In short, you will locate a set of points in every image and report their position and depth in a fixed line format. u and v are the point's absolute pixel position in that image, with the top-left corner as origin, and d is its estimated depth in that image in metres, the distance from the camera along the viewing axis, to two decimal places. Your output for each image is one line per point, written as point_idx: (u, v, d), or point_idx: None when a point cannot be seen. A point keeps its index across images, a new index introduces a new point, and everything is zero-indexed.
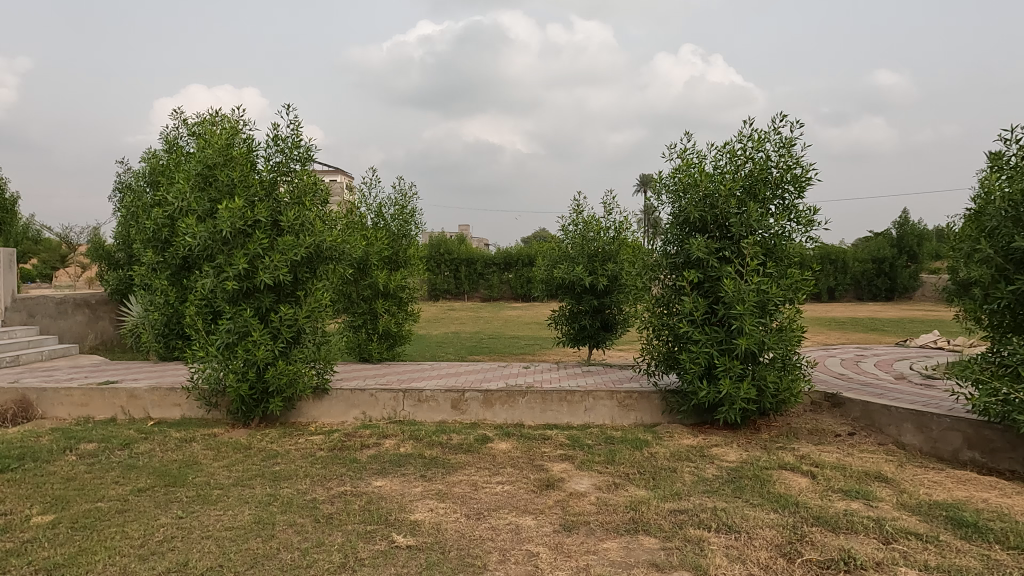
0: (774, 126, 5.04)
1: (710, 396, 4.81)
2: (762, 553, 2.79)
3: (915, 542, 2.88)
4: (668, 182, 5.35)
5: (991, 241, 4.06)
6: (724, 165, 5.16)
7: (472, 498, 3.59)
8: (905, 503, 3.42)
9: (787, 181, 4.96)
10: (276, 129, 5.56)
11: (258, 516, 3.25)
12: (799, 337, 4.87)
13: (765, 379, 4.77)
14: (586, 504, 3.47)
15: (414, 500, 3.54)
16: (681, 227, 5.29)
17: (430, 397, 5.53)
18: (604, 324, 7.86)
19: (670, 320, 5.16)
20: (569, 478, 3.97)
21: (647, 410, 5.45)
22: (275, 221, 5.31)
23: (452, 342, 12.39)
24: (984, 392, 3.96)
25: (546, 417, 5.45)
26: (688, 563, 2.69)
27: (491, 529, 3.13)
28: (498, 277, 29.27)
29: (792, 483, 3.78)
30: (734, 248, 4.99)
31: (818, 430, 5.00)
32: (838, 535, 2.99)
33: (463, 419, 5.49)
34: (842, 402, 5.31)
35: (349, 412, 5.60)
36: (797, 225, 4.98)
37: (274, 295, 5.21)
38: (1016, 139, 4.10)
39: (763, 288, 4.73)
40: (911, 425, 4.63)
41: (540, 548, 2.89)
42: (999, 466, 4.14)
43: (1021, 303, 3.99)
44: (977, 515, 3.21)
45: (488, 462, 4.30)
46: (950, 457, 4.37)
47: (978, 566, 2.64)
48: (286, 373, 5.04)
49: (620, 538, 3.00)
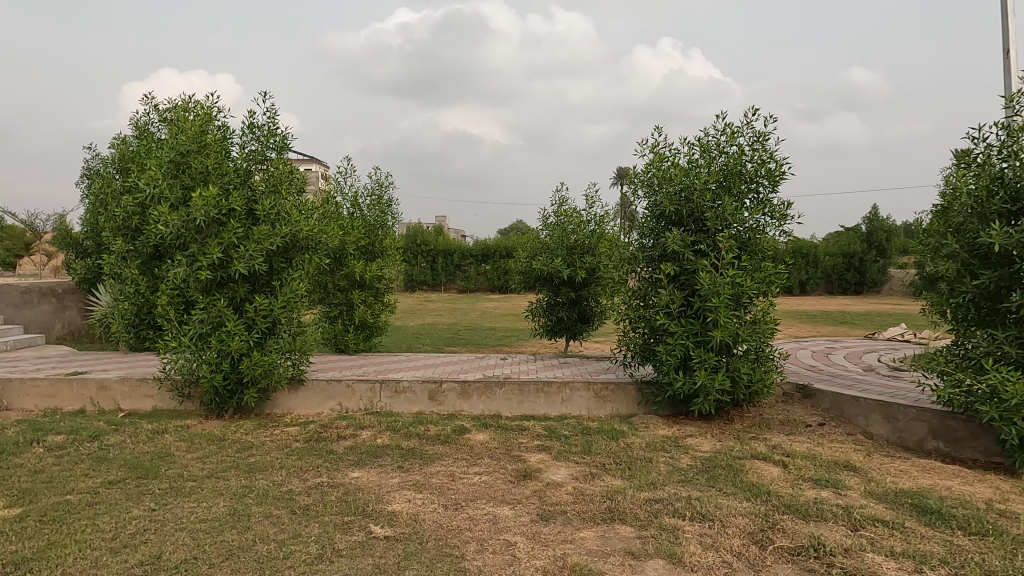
0: (747, 119, 5.11)
1: (686, 387, 4.86)
2: (734, 541, 2.84)
3: (881, 529, 2.96)
4: (642, 177, 5.39)
5: (959, 237, 4.17)
6: (699, 159, 5.21)
7: (449, 489, 3.59)
8: (872, 491, 3.52)
9: (761, 175, 5.03)
10: (251, 116, 5.48)
11: (233, 508, 3.22)
12: (772, 329, 4.95)
13: (739, 371, 4.85)
14: (563, 494, 3.50)
15: (392, 491, 3.54)
16: (657, 221, 5.33)
17: (407, 388, 5.52)
18: (581, 316, 7.88)
19: (647, 312, 5.21)
20: (546, 468, 4.00)
21: (623, 401, 5.50)
22: (250, 210, 5.24)
23: (414, 343, 10.70)
24: (949, 384, 4.07)
25: (523, 409, 5.47)
26: (664, 551, 2.73)
27: (469, 519, 3.14)
28: (475, 269, 29.25)
29: (764, 472, 3.87)
30: (709, 241, 5.05)
31: (790, 421, 5.10)
32: (808, 522, 3.07)
33: (441, 410, 5.49)
34: (812, 394, 5.42)
35: (324, 403, 5.56)
36: (771, 219, 5.04)
37: (249, 285, 5.13)
38: (983, 137, 4.18)
39: (738, 280, 4.79)
40: (879, 415, 4.74)
41: (517, 538, 2.91)
42: (962, 455, 4.27)
43: (986, 297, 4.09)
44: (941, 502, 3.31)
45: (466, 453, 4.30)
46: (915, 446, 4.49)
47: (942, 552, 2.72)
48: (261, 364, 4.98)
49: (596, 528, 3.03)
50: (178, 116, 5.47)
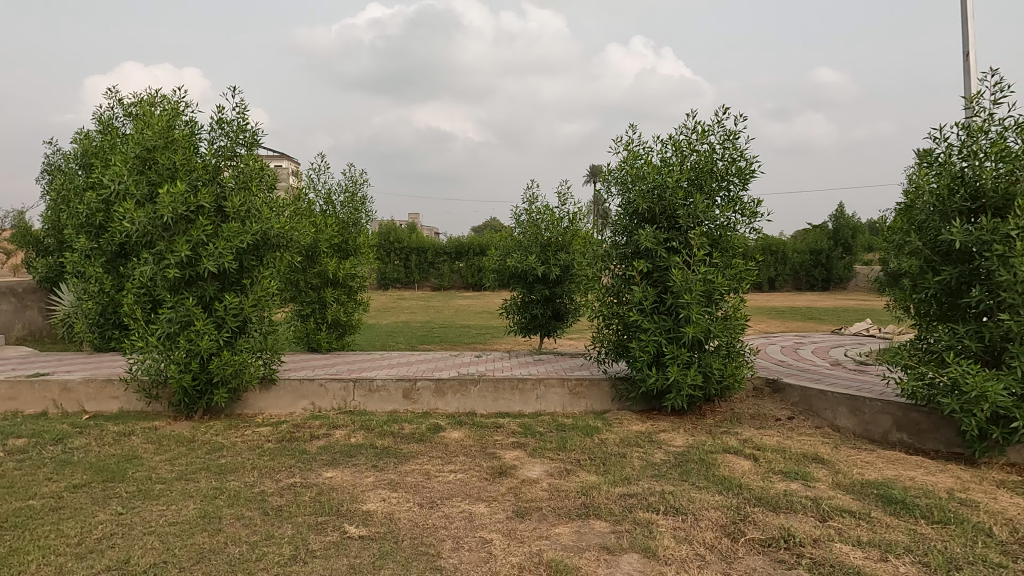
0: (717, 118, 5.18)
1: (659, 383, 4.91)
2: (707, 534, 2.88)
3: (849, 519, 3.04)
4: (616, 174, 5.42)
5: (921, 235, 4.28)
6: (672, 157, 5.27)
7: (425, 487, 3.58)
8: (840, 482, 3.60)
9: (731, 173, 5.11)
10: (220, 111, 5.38)
11: (204, 510, 3.16)
12: (742, 325, 5.02)
13: (711, 366, 4.92)
14: (539, 490, 3.52)
15: (367, 490, 3.52)
16: (630, 219, 5.37)
17: (381, 387, 5.48)
18: (555, 313, 7.91)
19: (621, 309, 5.25)
20: (521, 465, 4.01)
21: (597, 397, 5.53)
22: (219, 207, 5.14)
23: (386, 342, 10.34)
24: (912, 377, 4.18)
25: (498, 406, 5.48)
26: (638, 545, 2.76)
27: (444, 517, 3.14)
28: (449, 266, 29.16)
29: (736, 466, 3.93)
30: (682, 239, 5.11)
31: (760, 415, 5.19)
32: (779, 514, 3.13)
33: (416, 409, 5.46)
34: (782, 388, 5.53)
35: (297, 403, 5.49)
36: (742, 217, 5.11)
37: (218, 283, 5.04)
38: (944, 137, 4.30)
39: (710, 277, 4.86)
40: (846, 408, 4.85)
41: (493, 535, 2.91)
42: (925, 447, 4.39)
43: (947, 293, 4.21)
44: (905, 493, 3.40)
45: (441, 451, 4.29)
46: (881, 439, 4.61)
47: (907, 540, 2.80)
48: (231, 363, 4.90)
49: (572, 523, 3.05)
50: (143, 110, 5.34)
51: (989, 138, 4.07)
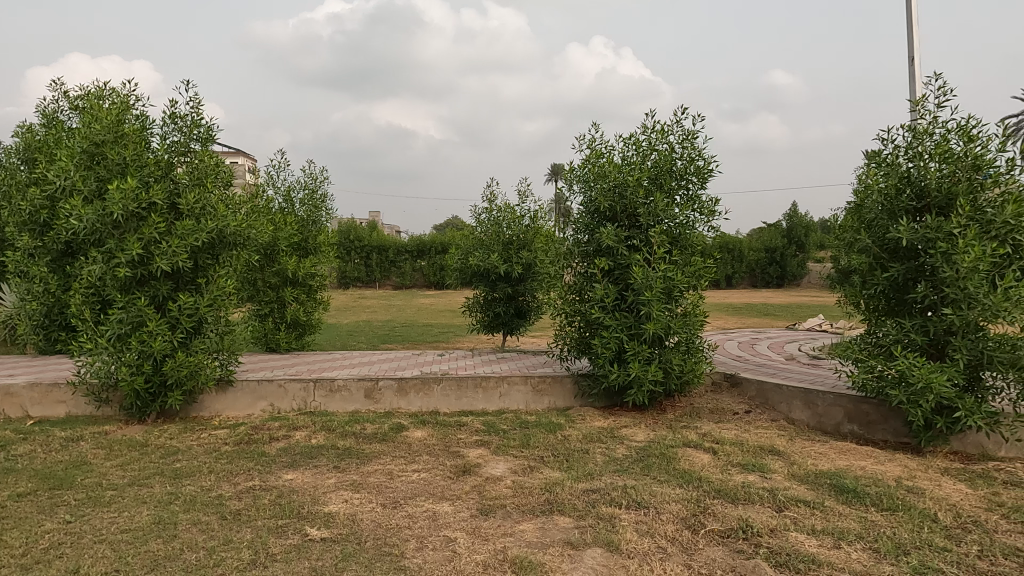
0: (676, 118, 5.27)
1: (620, 379, 4.97)
2: (668, 526, 2.93)
3: (803, 509, 3.13)
4: (579, 172, 5.46)
5: (871, 232, 4.43)
6: (632, 156, 5.34)
7: (388, 487, 3.55)
8: (795, 473, 3.71)
9: (690, 172, 5.20)
10: (173, 105, 5.22)
11: (158, 516, 3.07)
12: (702, 321, 5.12)
13: (671, 362, 5.00)
14: (502, 487, 3.52)
15: (328, 492, 3.47)
16: (592, 217, 5.41)
17: (342, 387, 5.41)
18: (518, 311, 7.93)
19: (583, 306, 5.30)
20: (485, 463, 4.01)
21: (560, 394, 5.57)
22: (173, 204, 5.00)
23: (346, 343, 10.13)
24: (863, 370, 4.32)
25: (461, 404, 5.46)
26: (601, 539, 2.79)
27: (408, 517, 3.11)
28: (411, 265, 28.94)
29: (695, 459, 4.01)
30: (642, 237, 5.18)
31: (718, 410, 5.31)
32: (737, 506, 3.20)
33: (378, 408, 5.41)
34: (739, 383, 5.66)
35: (255, 404, 5.37)
36: (701, 215, 5.21)
37: (172, 282, 4.89)
38: (891, 139, 4.46)
39: (670, 275, 4.94)
40: (800, 401, 4.99)
41: (458, 534, 2.90)
42: (874, 437, 4.55)
43: (895, 289, 4.37)
44: (856, 481, 3.52)
45: (404, 451, 4.26)
46: (833, 430, 4.76)
47: (858, 527, 2.90)
48: (186, 365, 4.76)
49: (536, 520, 3.07)
50: (91, 103, 5.15)
51: (934, 139, 4.23)
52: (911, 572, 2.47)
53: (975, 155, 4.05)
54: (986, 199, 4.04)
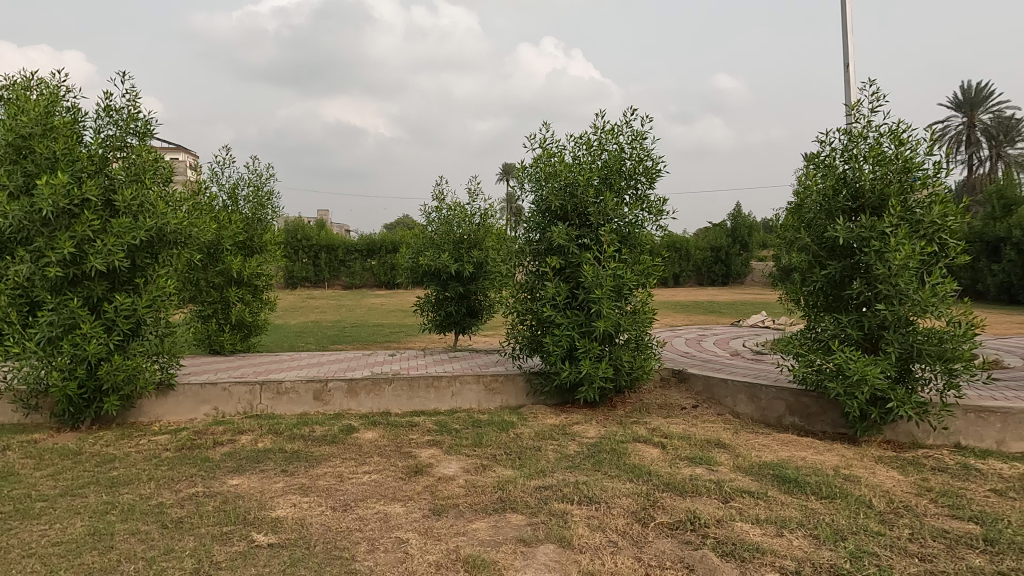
0: (626, 119, 5.35)
1: (572, 376, 5.02)
2: (619, 520, 2.98)
3: (748, 499, 3.23)
4: (530, 171, 5.49)
5: (810, 232, 4.61)
6: (583, 156, 5.39)
7: (337, 490, 3.49)
8: (740, 465, 3.82)
9: (639, 172, 5.29)
10: (107, 98, 5.00)
11: (93, 527, 2.94)
12: (650, 319, 5.21)
13: (621, 359, 5.08)
14: (455, 487, 3.51)
15: (276, 497, 3.38)
16: (543, 215, 5.44)
17: (290, 389, 5.29)
18: (470, 310, 7.91)
19: (534, 304, 5.33)
20: (437, 462, 3.98)
21: (512, 392, 5.58)
22: (108, 201, 4.78)
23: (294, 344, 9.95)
24: (803, 364, 4.49)
25: (413, 405, 5.41)
26: (554, 535, 2.81)
27: (358, 519, 3.07)
28: (361, 265, 28.51)
29: (645, 454, 4.08)
30: (593, 235, 5.24)
31: (667, 405, 5.42)
32: (685, 498, 3.28)
33: (327, 410, 5.30)
34: (686, 378, 5.79)
35: (198, 408, 5.19)
36: (649, 214, 5.31)
37: (108, 283, 4.68)
38: (828, 142, 4.65)
39: (619, 273, 5.01)
40: (745, 396, 5.15)
41: (410, 534, 2.88)
42: (814, 428, 4.74)
43: (832, 286, 4.54)
44: (797, 471, 3.66)
45: (354, 453, 4.19)
46: (775, 422, 4.92)
47: (799, 515, 3.01)
48: (124, 368, 4.57)
49: (488, 518, 3.07)
50: (16, 94, 4.87)
51: (868, 143, 4.42)
52: (848, 556, 2.58)
53: (905, 158, 4.25)
54: (916, 200, 4.25)
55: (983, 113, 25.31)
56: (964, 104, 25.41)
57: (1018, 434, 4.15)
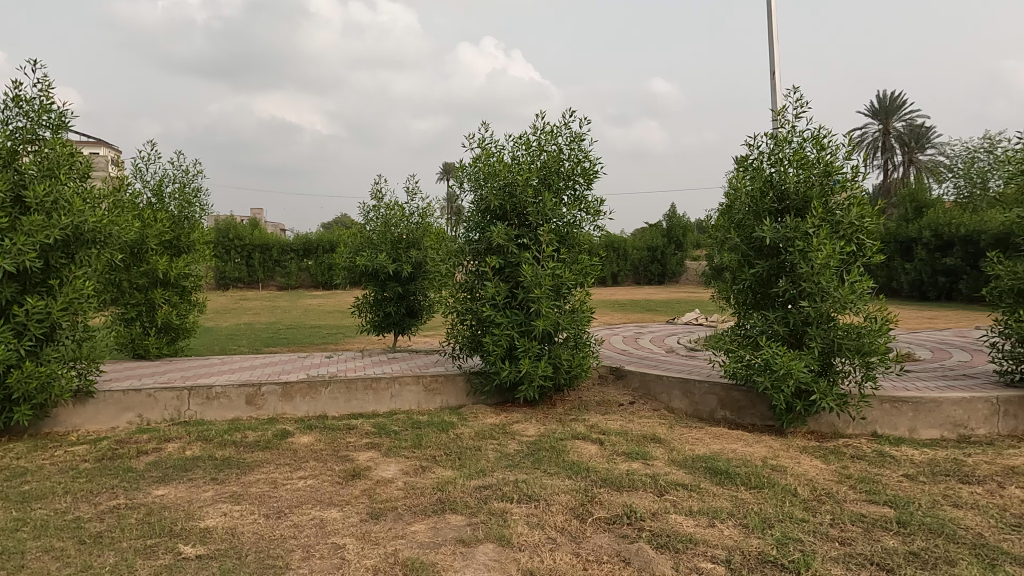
0: (564, 120, 5.42)
1: (512, 375, 5.04)
2: (558, 517, 3.01)
3: (682, 492, 3.33)
4: (469, 170, 5.48)
5: (739, 232, 4.78)
6: (522, 156, 5.42)
7: (271, 497, 3.38)
8: (674, 459, 3.93)
9: (577, 173, 5.36)
10: (16, 87, 4.68)
11: (2, 546, 2.75)
12: (588, 317, 5.29)
13: (560, 357, 5.14)
14: (394, 489, 3.47)
15: (205, 506, 3.25)
16: (482, 215, 5.44)
17: (221, 393, 5.09)
18: (409, 310, 7.84)
19: (474, 304, 5.33)
20: (375, 465, 3.92)
21: (452, 393, 5.56)
22: (18, 197, 4.48)
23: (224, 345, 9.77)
24: (733, 359, 4.65)
25: (350, 407, 5.31)
26: (493, 535, 2.82)
27: (293, 526, 2.98)
28: (297, 265, 27.76)
29: (583, 451, 4.14)
30: (531, 235, 5.28)
31: (605, 402, 5.51)
32: (622, 493, 3.34)
33: (261, 415, 5.14)
34: (623, 375, 5.91)
35: (120, 416, 4.93)
36: (587, 215, 5.38)
37: (18, 284, 4.39)
38: (756, 146, 4.84)
39: (558, 272, 5.06)
40: (679, 391, 5.29)
41: (347, 540, 2.82)
42: (744, 421, 4.92)
43: (760, 284, 4.73)
44: (728, 463, 3.79)
45: (289, 458, 4.08)
46: (708, 416, 5.09)
47: (730, 506, 3.12)
48: (36, 376, 4.29)
49: (428, 520, 3.04)
50: None
51: (792, 147, 4.63)
52: (775, 543, 2.69)
53: (826, 163, 4.48)
54: (836, 202, 4.48)
55: (897, 121, 26.88)
56: (879, 112, 26.94)
57: (927, 422, 4.44)
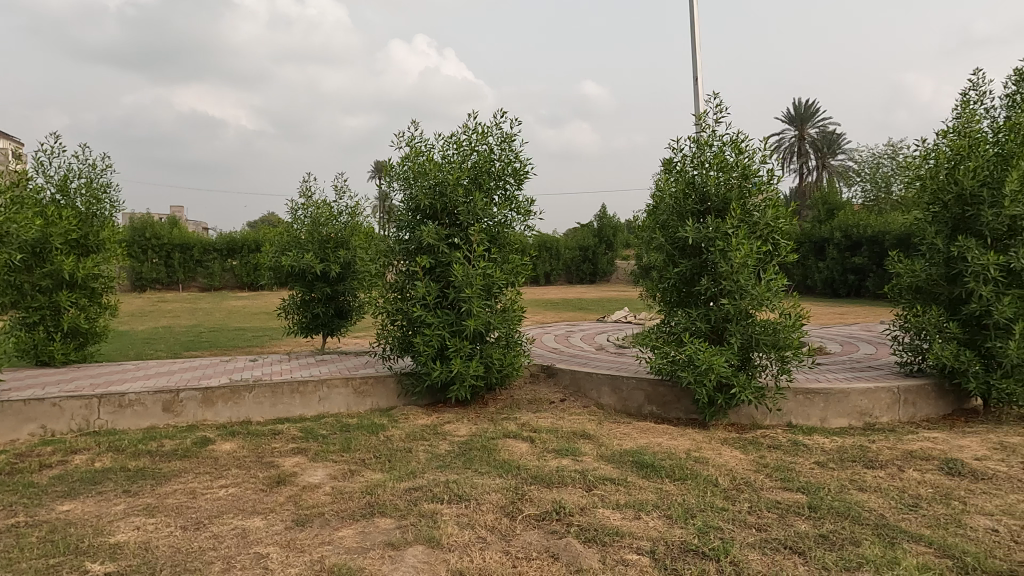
0: (495, 121, 5.43)
1: (443, 375, 5.01)
2: (488, 516, 3.01)
3: (610, 486, 3.40)
4: (399, 169, 5.41)
5: (664, 232, 4.93)
6: (452, 155, 5.40)
7: (189, 508, 3.23)
8: (603, 454, 4.01)
9: (507, 173, 5.38)
10: None
11: None
12: (519, 317, 5.33)
13: (491, 357, 5.15)
14: (321, 495, 3.38)
15: (116, 520, 3.07)
16: (413, 214, 5.38)
17: (135, 401, 4.83)
18: (338, 311, 7.67)
19: (405, 304, 5.27)
20: (302, 471, 3.81)
21: (383, 394, 5.47)
22: None
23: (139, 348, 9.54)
24: (659, 356, 4.79)
25: (276, 412, 5.14)
26: (423, 536, 2.79)
27: (212, 538, 2.86)
28: (220, 265, 26.64)
29: (514, 449, 4.17)
30: (462, 235, 5.26)
31: (536, 400, 5.57)
32: (552, 489, 3.39)
33: (179, 422, 4.91)
34: (554, 373, 5.98)
35: (21, 428, 4.60)
36: (518, 214, 5.42)
37: None
38: (680, 149, 5.00)
39: (489, 272, 5.07)
40: (608, 387, 5.41)
41: (271, 549, 2.73)
42: (669, 415, 5.08)
43: (684, 283, 4.89)
44: (654, 457, 3.90)
45: (210, 466, 3.91)
46: (636, 412, 5.22)
47: (655, 498, 3.22)
48: None
49: (356, 524, 2.99)
50: None
51: (713, 151, 4.81)
52: (696, 532, 2.79)
53: (744, 166, 4.68)
54: (753, 203, 4.69)
55: (811, 128, 28.40)
56: (795, 119, 28.36)
57: (837, 411, 4.71)
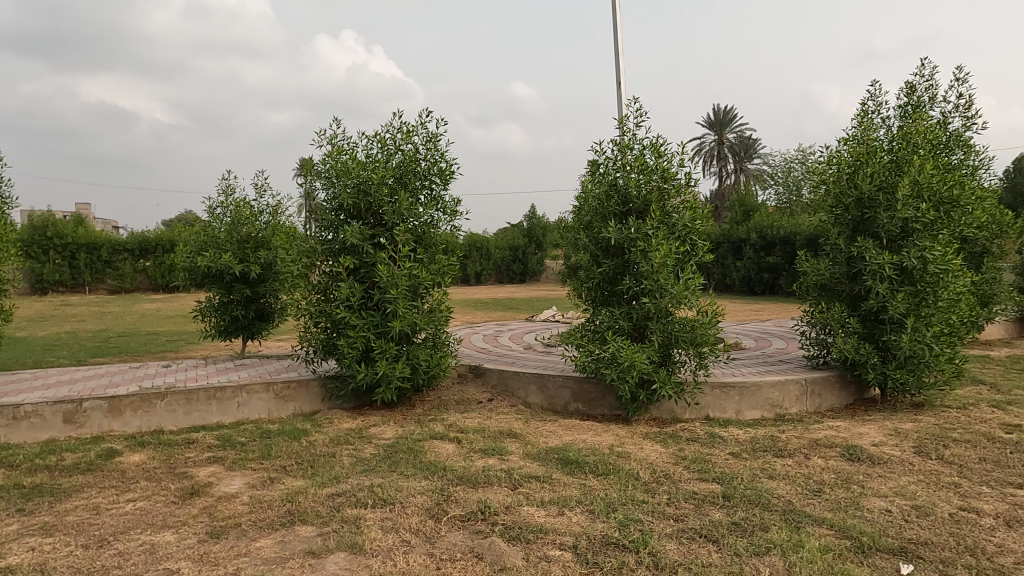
0: (420, 120, 5.38)
1: (368, 378, 4.92)
2: (413, 519, 2.99)
3: (535, 483, 3.44)
4: (321, 168, 5.27)
5: (588, 232, 5.02)
6: (377, 154, 5.31)
7: (92, 525, 3.04)
8: (529, 452, 4.05)
9: (433, 173, 5.35)
10: None
11: None
12: (446, 317, 5.31)
13: (418, 358, 5.10)
14: (238, 505, 3.26)
15: (7, 542, 2.85)
16: (336, 214, 5.26)
17: (31, 412, 4.50)
18: (259, 313, 7.40)
19: (328, 306, 5.14)
20: (217, 480, 3.66)
21: (306, 399, 5.33)
22: None
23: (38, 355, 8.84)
24: (584, 354, 4.88)
25: (191, 420, 4.91)
26: (345, 543, 2.74)
27: (117, 555, 2.71)
28: (131, 266, 25.18)
29: (441, 450, 4.15)
30: (387, 235, 5.19)
31: (464, 400, 5.56)
32: (477, 489, 3.39)
33: (82, 434, 4.61)
34: (482, 373, 5.99)
35: None
36: (444, 214, 5.39)
37: None
38: (603, 151, 5.11)
39: (415, 272, 5.02)
40: (535, 386, 5.46)
41: (182, 564, 2.61)
42: (594, 412, 5.19)
43: (608, 282, 5.00)
44: (578, 453, 3.98)
45: (116, 479, 3.69)
46: (562, 409, 5.30)
47: (578, 493, 3.28)
48: None
49: (275, 534, 2.89)
50: None
51: (634, 153, 4.95)
52: (617, 525, 2.87)
53: (663, 169, 4.83)
54: (672, 205, 4.85)
55: (729, 133, 29.68)
56: (715, 124, 29.54)
57: (750, 404, 4.95)
